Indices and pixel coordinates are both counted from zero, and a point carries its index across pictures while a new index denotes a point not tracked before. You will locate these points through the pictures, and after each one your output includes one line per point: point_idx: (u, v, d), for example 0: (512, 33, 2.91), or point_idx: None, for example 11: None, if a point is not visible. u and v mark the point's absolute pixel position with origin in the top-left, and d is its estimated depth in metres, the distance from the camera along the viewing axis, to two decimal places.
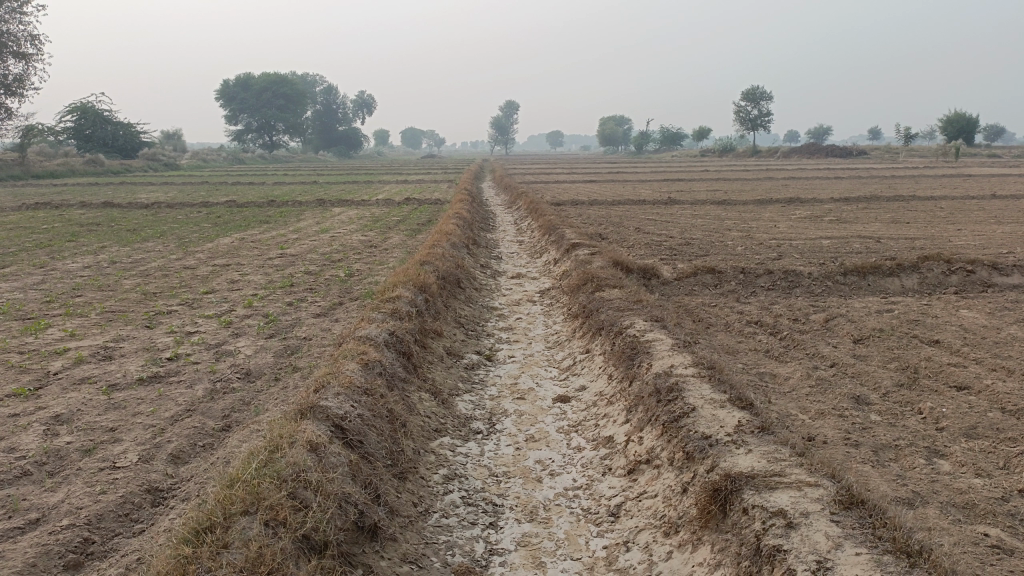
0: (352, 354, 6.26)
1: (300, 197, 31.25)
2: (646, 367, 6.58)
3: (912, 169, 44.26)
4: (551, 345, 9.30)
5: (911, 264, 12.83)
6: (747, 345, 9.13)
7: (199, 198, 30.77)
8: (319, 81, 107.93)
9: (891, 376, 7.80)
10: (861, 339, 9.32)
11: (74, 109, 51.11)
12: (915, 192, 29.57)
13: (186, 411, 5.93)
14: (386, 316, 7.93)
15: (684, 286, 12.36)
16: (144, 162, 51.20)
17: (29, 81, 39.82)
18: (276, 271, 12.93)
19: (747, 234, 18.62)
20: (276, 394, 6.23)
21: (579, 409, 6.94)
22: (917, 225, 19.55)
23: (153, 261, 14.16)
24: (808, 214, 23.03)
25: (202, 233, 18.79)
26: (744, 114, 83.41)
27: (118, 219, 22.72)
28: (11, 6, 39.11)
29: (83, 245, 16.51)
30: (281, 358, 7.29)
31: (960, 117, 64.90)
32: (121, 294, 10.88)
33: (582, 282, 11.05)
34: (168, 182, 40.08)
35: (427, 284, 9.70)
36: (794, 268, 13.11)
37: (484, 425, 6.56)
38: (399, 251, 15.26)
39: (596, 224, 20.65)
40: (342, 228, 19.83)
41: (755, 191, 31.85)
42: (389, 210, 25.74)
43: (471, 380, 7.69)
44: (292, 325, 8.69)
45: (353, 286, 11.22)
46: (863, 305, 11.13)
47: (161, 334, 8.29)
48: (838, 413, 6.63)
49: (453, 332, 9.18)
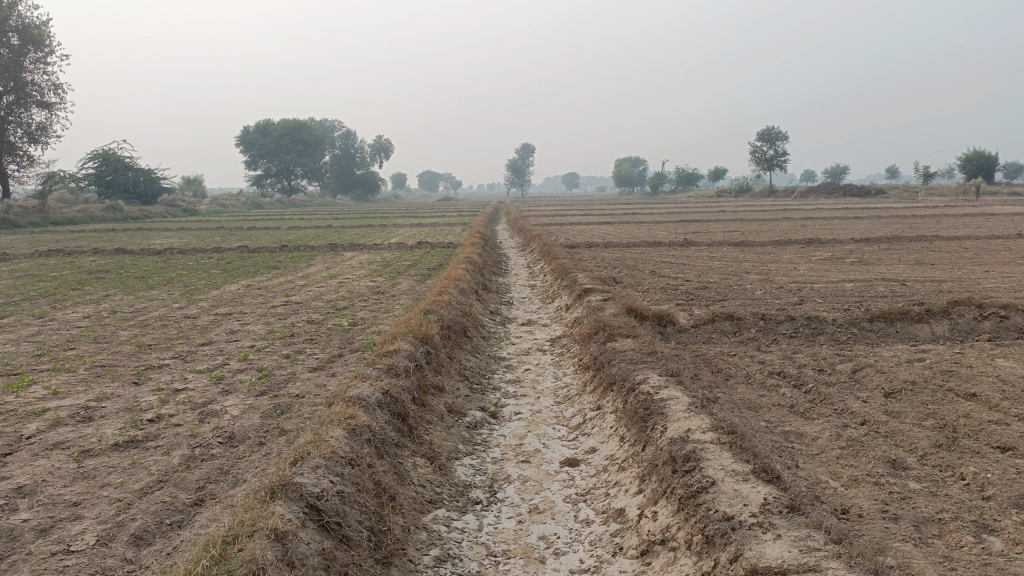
0: (339, 418, 5.77)
1: (313, 242, 31.14)
2: (660, 431, 6.02)
3: (931, 210, 43.61)
4: (560, 400, 8.75)
5: (941, 309, 12.21)
6: (770, 400, 8.55)
7: (213, 243, 30.73)
8: (337, 126, 109.30)
9: (928, 436, 7.17)
10: (892, 392, 8.71)
11: (96, 156, 51.95)
12: (938, 232, 28.94)
13: (158, 483, 5.44)
14: (382, 372, 7.45)
15: (701, 333, 11.84)
16: (163, 208, 51.64)
17: (51, 129, 40.39)
18: (278, 320, 12.54)
19: (766, 277, 18.08)
20: (256, 462, 5.74)
21: (588, 475, 6.38)
22: (942, 267, 18.92)
23: (155, 310, 13.84)
24: (828, 255, 22.49)
25: (209, 280, 18.52)
26: (759, 154, 83.33)
27: (128, 266, 22.56)
28: (35, 57, 39.80)
29: (87, 293, 16.26)
30: (269, 420, 6.80)
31: (978, 155, 64.30)
32: (115, 346, 10.50)
33: (593, 331, 10.53)
34: (183, 228, 40.23)
35: (429, 335, 9.23)
36: (817, 313, 12.54)
37: (484, 493, 6.02)
38: (406, 297, 14.86)
39: (611, 267, 20.22)
40: (351, 274, 19.52)
41: (773, 232, 31.42)
42: (400, 254, 25.44)
43: (472, 441, 7.16)
44: (286, 381, 8.23)
45: (355, 337, 10.78)
46: (891, 354, 10.51)
47: (147, 392, 7.85)
48: (874, 481, 6.02)
49: (457, 386, 8.67)
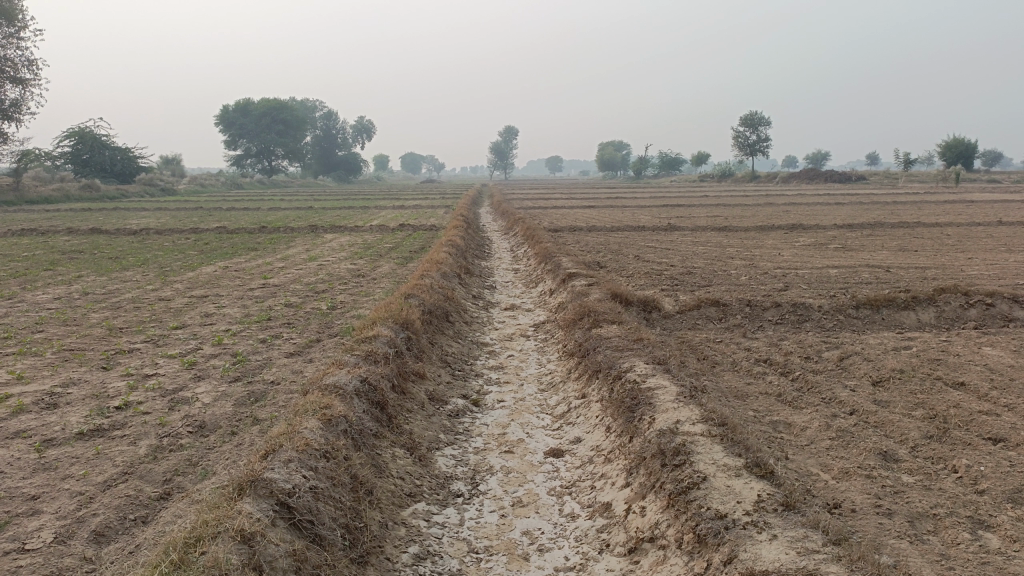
0: (314, 408, 5.52)
1: (294, 223, 30.65)
2: (648, 422, 5.83)
3: (913, 196, 43.76)
4: (544, 387, 8.55)
5: (927, 296, 12.13)
6: (757, 388, 8.40)
7: (191, 224, 30.18)
8: (319, 106, 108.09)
9: (918, 426, 7.05)
10: (880, 381, 8.59)
11: (72, 134, 50.98)
12: (920, 218, 28.98)
13: (123, 475, 5.17)
14: (360, 359, 7.20)
15: (687, 320, 11.68)
16: (141, 188, 50.76)
17: (25, 106, 39.44)
18: (255, 303, 12.23)
19: (751, 262, 17.97)
20: (226, 454, 5.48)
21: (573, 467, 6.19)
22: (926, 254, 18.89)
23: (128, 292, 13.47)
24: (813, 241, 22.42)
25: (185, 261, 18.10)
26: (742, 140, 83.39)
27: (103, 246, 22.05)
28: (8, 31, 38.68)
29: (59, 274, 15.82)
30: (242, 408, 6.53)
31: (959, 143, 64.65)
32: (84, 329, 10.15)
33: (578, 316, 10.33)
34: (161, 207, 39.56)
35: (410, 320, 8.98)
36: (804, 300, 12.40)
37: (466, 485, 5.80)
38: (387, 281, 14.58)
39: (595, 251, 20.01)
40: (331, 256, 19.18)
41: (756, 217, 31.36)
42: (382, 237, 25.07)
43: (454, 430, 6.94)
44: (261, 367, 7.96)
45: (334, 321, 10.51)
46: (878, 341, 10.40)
47: (115, 378, 7.55)
48: (866, 474, 5.88)
49: (438, 373, 8.44)
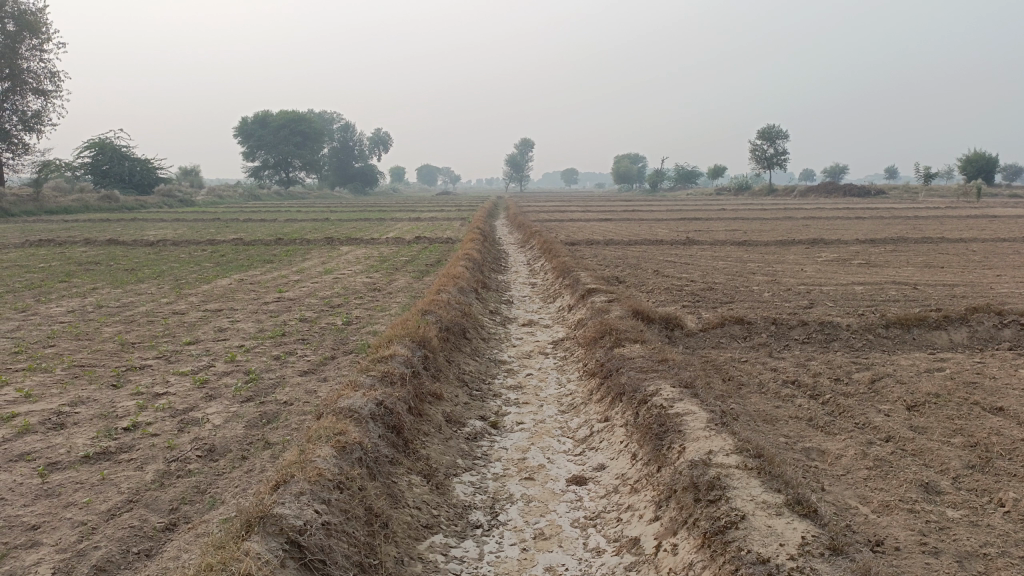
0: (328, 433, 5.28)
1: (310, 235, 30.61)
2: (677, 451, 5.55)
3: (933, 210, 43.18)
4: (564, 409, 8.27)
5: (960, 315, 11.74)
6: (786, 412, 8.08)
7: (207, 235, 30.17)
8: (336, 119, 108.73)
9: (959, 455, 6.71)
10: (915, 405, 8.24)
11: (92, 145, 51.46)
12: (944, 233, 28.46)
13: (128, 503, 4.95)
14: (376, 380, 6.96)
15: (710, 338, 11.36)
16: (159, 198, 51.05)
17: (47, 117, 39.78)
18: (269, 317, 12.04)
19: (773, 278, 17.63)
20: (236, 481, 5.25)
21: (598, 496, 5.90)
22: (952, 270, 18.46)
23: (142, 305, 13.33)
24: (835, 256, 22.01)
25: (201, 274, 17.98)
26: (759, 153, 82.95)
27: (119, 257, 22.02)
28: (32, 43, 39.11)
29: (74, 286, 15.75)
30: (253, 430, 6.30)
31: (981, 157, 63.82)
32: (96, 343, 9.99)
33: (599, 335, 10.05)
34: (179, 218, 39.65)
35: (426, 338, 8.74)
36: (831, 318, 12.05)
37: (485, 516, 5.53)
38: (403, 295, 14.38)
39: (613, 266, 19.74)
40: (347, 269, 19.01)
41: (776, 231, 30.95)
42: (398, 250, 24.90)
43: (472, 455, 6.67)
44: (275, 386, 7.74)
45: (349, 338, 10.29)
46: (910, 362, 10.04)
47: (124, 397, 7.34)
48: (908, 507, 5.56)
49: (455, 393, 8.18)
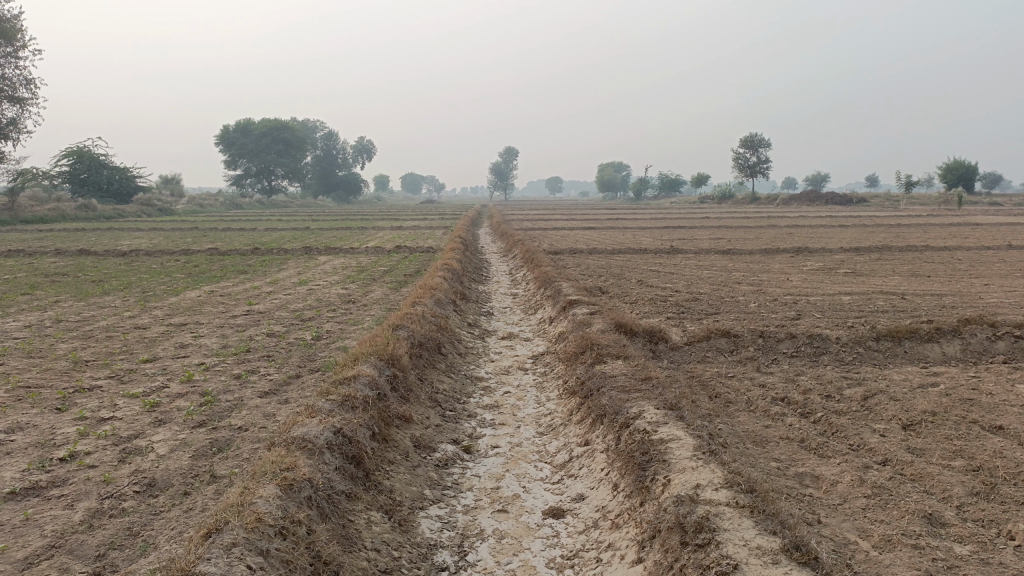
0: (274, 469, 4.80)
1: (288, 245, 29.93)
2: (662, 484, 5.09)
3: (917, 218, 43.10)
4: (543, 431, 7.78)
5: (951, 327, 11.39)
6: (776, 431, 7.65)
7: (182, 245, 29.43)
8: (319, 128, 108.16)
9: (962, 480, 6.27)
10: (911, 424, 7.82)
11: (70, 153, 50.57)
12: (928, 242, 28.33)
13: (49, 549, 4.37)
14: (337, 405, 6.45)
15: (696, 352, 10.93)
16: (138, 207, 50.06)
17: (22, 125, 38.91)
18: (235, 332, 11.47)
19: (758, 288, 17.26)
20: (173, 523, 4.72)
21: (576, 532, 5.42)
22: (939, 280, 18.17)
23: (103, 319, 12.70)
24: (820, 265, 21.75)
25: (170, 286, 17.34)
26: (742, 161, 83.16)
27: (88, 268, 21.27)
28: (7, 51, 38.20)
29: (35, 299, 15.05)
30: (200, 462, 5.78)
31: (961, 165, 64.32)
32: (47, 362, 9.33)
33: (580, 350, 9.59)
34: (156, 228, 38.71)
35: (396, 356, 8.24)
36: (821, 331, 11.65)
37: (453, 556, 5.02)
38: (378, 308, 13.85)
39: (596, 276, 19.32)
40: (323, 280, 18.45)
41: (759, 240, 30.69)
42: (377, 259, 24.35)
43: (442, 485, 6.18)
44: (231, 409, 7.20)
45: (317, 354, 9.76)
46: (903, 377, 9.64)
47: (66, 422, 6.74)
48: (912, 543, 5.12)
49: (426, 415, 7.67)
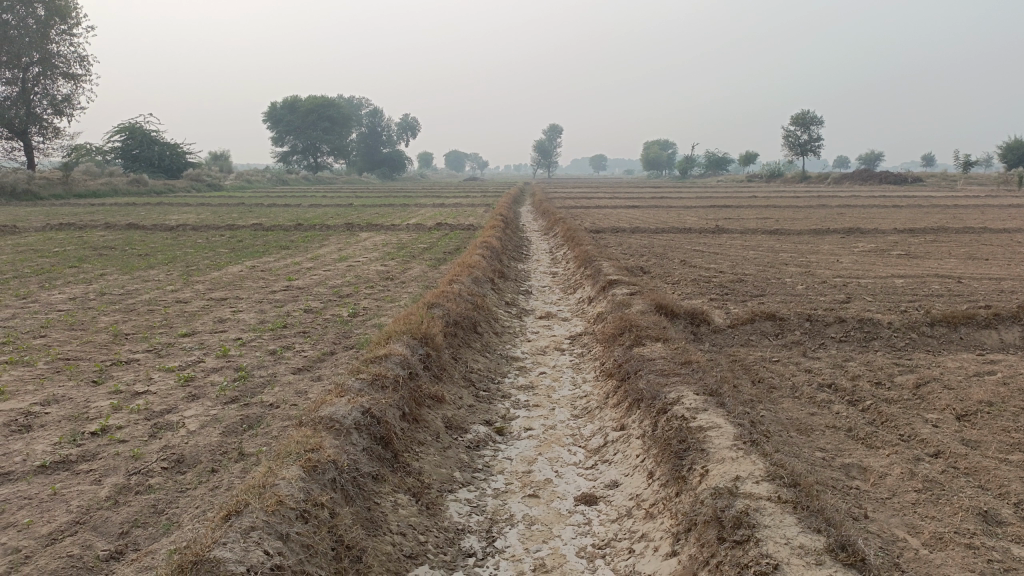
0: (298, 451, 4.73)
1: (331, 221, 30.10)
2: (698, 474, 4.88)
3: (976, 199, 41.47)
4: (578, 414, 7.59)
5: (1011, 314, 10.84)
6: (822, 420, 7.34)
7: (228, 220, 29.80)
8: (364, 104, 108.52)
9: (1020, 476, 5.90)
10: (965, 415, 7.43)
11: (123, 129, 51.55)
12: (987, 223, 27.19)
13: (74, 525, 4.35)
14: (367, 384, 6.35)
15: (739, 335, 10.61)
16: (187, 183, 50.92)
17: (77, 101, 39.63)
18: (273, 308, 11.49)
19: (806, 270, 16.74)
20: (198, 502, 4.67)
21: (609, 520, 5.23)
22: (998, 263, 17.37)
23: (147, 293, 12.85)
24: (872, 246, 21.03)
25: (213, 260, 17.51)
26: (792, 139, 81.06)
27: (136, 242, 21.61)
28: (62, 28, 38.89)
29: (82, 272, 15.33)
30: (230, 438, 5.74)
31: (1022, 145, 61.71)
32: (88, 334, 9.44)
33: (619, 331, 9.35)
34: (203, 203, 39.29)
35: (430, 334, 8.12)
36: (871, 315, 11.19)
37: (480, 542, 4.88)
38: (416, 285, 13.77)
39: (638, 255, 18.96)
40: (363, 257, 18.47)
41: (808, 220, 29.88)
42: (418, 236, 24.33)
43: (473, 468, 6.05)
44: (263, 385, 7.16)
45: (352, 331, 9.71)
46: (958, 365, 9.19)
47: (101, 396, 6.77)
48: (966, 542, 4.81)
49: (459, 395, 7.55)
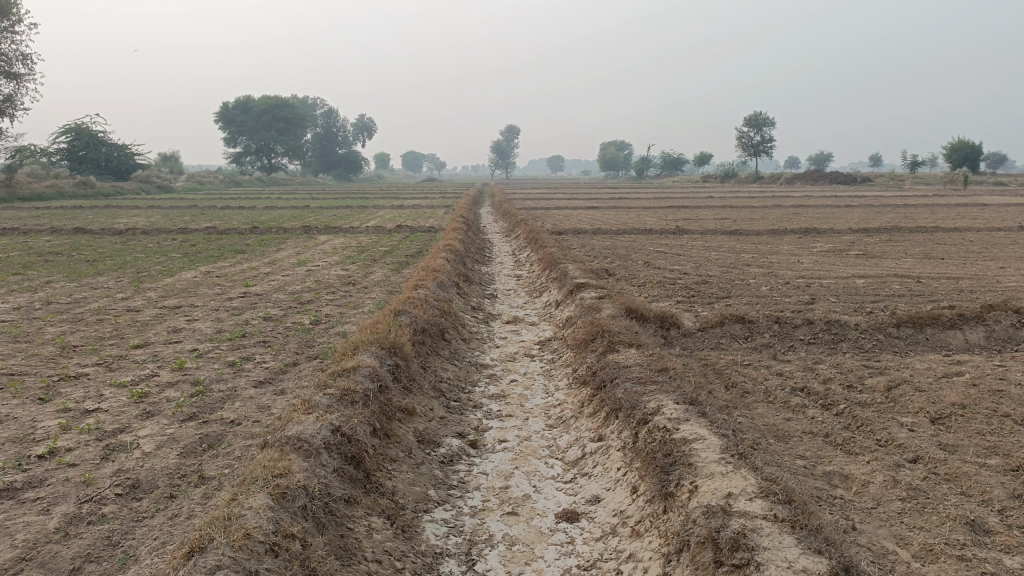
0: (266, 476, 4.44)
1: (288, 223, 29.45)
2: (686, 491, 4.72)
3: (924, 198, 42.46)
4: (552, 424, 7.38)
5: (974, 314, 10.94)
6: (799, 426, 7.24)
7: (180, 223, 28.98)
8: (320, 105, 107.19)
9: (1001, 481, 5.86)
10: (939, 418, 7.42)
11: (69, 130, 49.77)
12: (938, 223, 27.75)
13: (19, 563, 3.98)
14: (335, 399, 6.04)
15: (709, 338, 10.53)
16: (137, 184, 49.48)
17: (19, 101, 38.11)
18: (231, 316, 11.05)
19: (769, 270, 16.81)
20: (157, 534, 4.33)
21: (592, 538, 5.03)
22: (954, 263, 17.68)
23: (96, 301, 12.28)
24: (830, 246, 21.29)
25: (165, 266, 16.89)
26: (745, 141, 82.26)
27: (83, 247, 20.80)
28: (2, 25, 37.37)
29: (26, 279, 14.65)
30: (189, 460, 5.40)
31: (965, 145, 63.49)
32: (33, 346, 8.91)
33: (590, 336, 9.17)
34: (153, 206, 38.22)
35: (398, 344, 7.83)
36: (838, 316, 11.21)
37: (459, 566, 4.63)
38: (379, 290, 13.42)
39: (602, 257, 18.90)
40: (322, 261, 18.05)
41: (766, 220, 30.22)
42: (378, 239, 23.94)
43: (448, 484, 5.80)
44: (223, 401, 6.80)
45: (315, 340, 9.36)
46: (926, 366, 9.22)
47: (47, 415, 6.33)
48: (957, 553, 4.72)
49: (429, 407, 7.27)
